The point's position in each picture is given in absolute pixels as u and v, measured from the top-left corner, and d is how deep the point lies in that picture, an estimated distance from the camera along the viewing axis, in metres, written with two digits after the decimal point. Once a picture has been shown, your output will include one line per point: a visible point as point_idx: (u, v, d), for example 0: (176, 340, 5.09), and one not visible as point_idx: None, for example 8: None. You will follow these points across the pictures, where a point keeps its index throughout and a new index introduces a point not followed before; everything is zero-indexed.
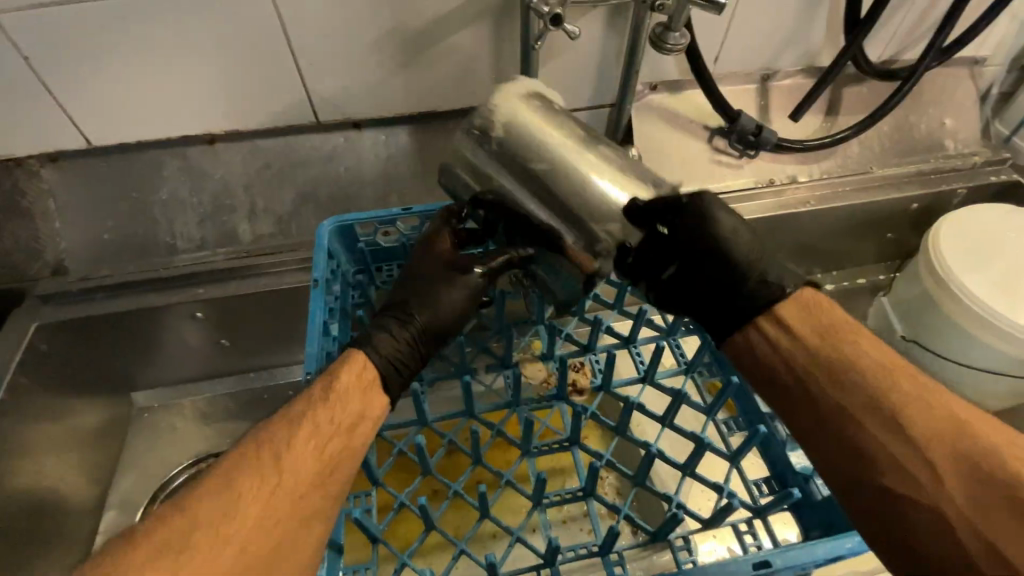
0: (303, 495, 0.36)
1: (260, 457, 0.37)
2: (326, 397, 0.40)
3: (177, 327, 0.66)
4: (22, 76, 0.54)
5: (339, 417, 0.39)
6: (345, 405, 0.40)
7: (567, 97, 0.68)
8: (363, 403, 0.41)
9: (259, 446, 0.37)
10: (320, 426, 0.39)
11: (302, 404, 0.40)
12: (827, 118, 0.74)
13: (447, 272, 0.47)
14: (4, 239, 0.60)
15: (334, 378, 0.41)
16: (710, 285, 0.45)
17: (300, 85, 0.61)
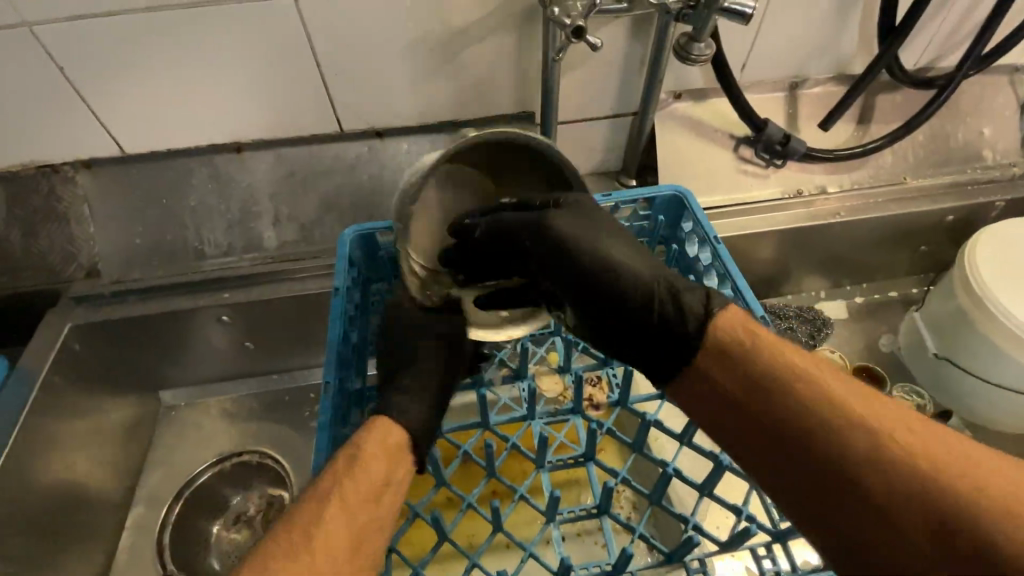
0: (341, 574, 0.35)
1: (291, 539, 0.35)
2: (350, 467, 0.38)
3: (202, 330, 0.67)
4: (59, 87, 0.56)
5: (364, 486, 0.38)
6: (369, 472, 0.39)
7: (588, 106, 0.67)
8: (387, 469, 0.40)
9: (287, 529, 0.36)
10: (348, 498, 0.37)
11: (327, 478, 0.38)
12: (858, 127, 0.72)
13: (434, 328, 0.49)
14: (42, 243, 0.63)
15: (357, 448, 0.40)
16: (656, 353, 0.41)
17: (324, 96, 0.62)
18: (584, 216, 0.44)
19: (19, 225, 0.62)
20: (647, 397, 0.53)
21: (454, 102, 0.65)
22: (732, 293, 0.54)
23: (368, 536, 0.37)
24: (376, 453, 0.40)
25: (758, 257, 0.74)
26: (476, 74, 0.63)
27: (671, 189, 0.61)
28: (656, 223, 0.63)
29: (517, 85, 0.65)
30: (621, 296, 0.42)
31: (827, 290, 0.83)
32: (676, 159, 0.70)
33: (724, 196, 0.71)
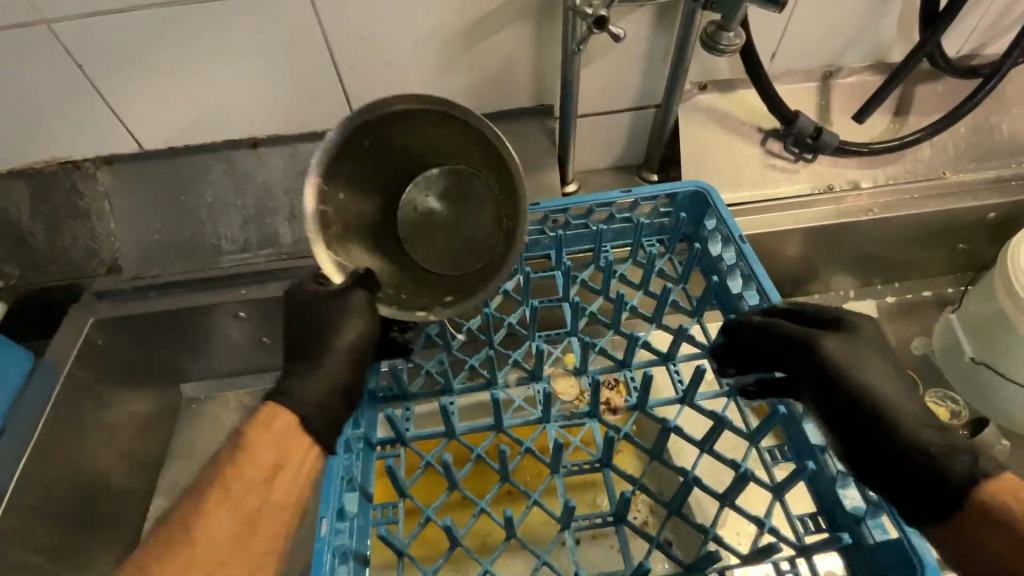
0: (222, 564, 0.34)
1: (175, 535, 0.35)
2: (232, 456, 0.37)
3: (221, 325, 0.68)
4: (77, 83, 0.56)
5: (251, 472, 0.37)
6: (256, 458, 0.37)
7: (610, 99, 0.65)
8: (279, 451, 0.38)
9: (176, 521, 0.35)
10: (233, 486, 0.36)
11: (214, 467, 0.37)
12: (895, 120, 0.68)
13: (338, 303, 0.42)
14: (64, 239, 0.63)
15: (242, 435, 0.38)
16: (870, 451, 0.39)
17: (339, 90, 0.61)
18: (855, 344, 0.41)
19: (42, 221, 0.63)
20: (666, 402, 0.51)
21: (470, 96, 0.64)
22: (757, 295, 0.52)
23: (260, 520, 0.36)
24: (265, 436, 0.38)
25: (785, 254, 0.71)
26: (494, 66, 0.61)
27: (693, 185, 0.59)
28: (677, 219, 0.61)
29: (535, 77, 0.63)
30: (841, 393, 0.40)
31: (856, 289, 0.79)
32: (700, 153, 0.67)
33: (749, 192, 0.68)
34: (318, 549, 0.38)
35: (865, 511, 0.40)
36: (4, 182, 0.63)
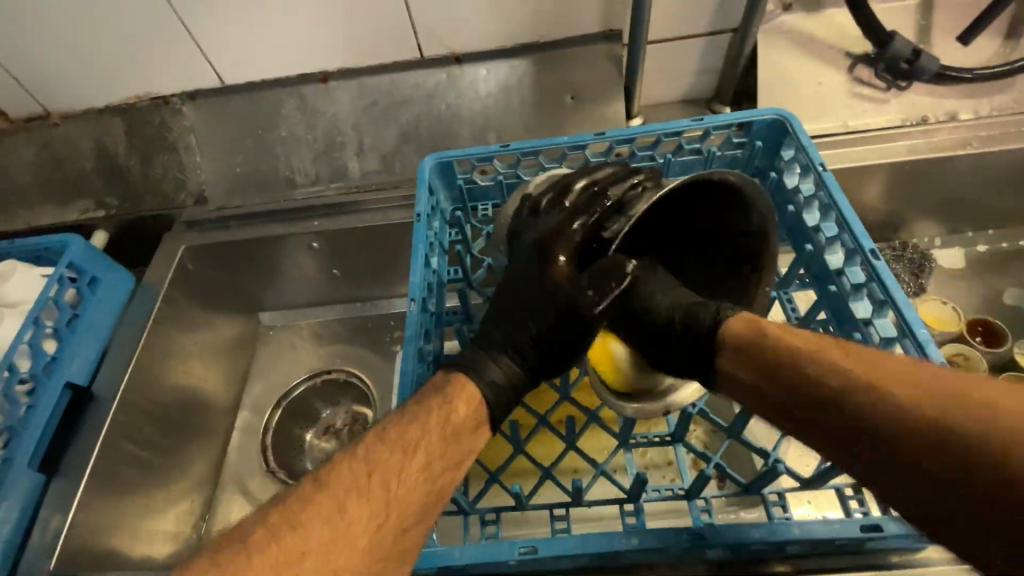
0: (405, 530, 0.31)
1: (369, 477, 0.31)
2: (446, 436, 0.33)
3: (297, 255, 0.71)
4: (165, 17, 0.59)
5: (453, 453, 0.34)
6: (462, 441, 0.34)
7: (681, 23, 0.61)
8: (475, 442, 0.35)
9: (375, 465, 0.32)
10: (434, 462, 0.33)
11: (414, 430, 0.33)
12: (1006, 42, 0.60)
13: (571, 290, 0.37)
14: (156, 170, 0.68)
15: (452, 413, 0.34)
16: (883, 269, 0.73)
17: (406, 19, 0.61)
18: (940, 279, 0.72)
19: (137, 154, 0.68)
20: None
21: (534, 23, 0.62)
22: (836, 226, 0.48)
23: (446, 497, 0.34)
24: (465, 426, 0.34)
25: (883, 203, 0.68)
26: None
27: (773, 112, 0.54)
28: (752, 149, 0.56)
29: (602, 9, 0.61)
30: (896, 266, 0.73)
31: (944, 236, 0.74)
32: (781, 81, 0.62)
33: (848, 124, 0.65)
34: None
35: None
36: (103, 119, 0.68)
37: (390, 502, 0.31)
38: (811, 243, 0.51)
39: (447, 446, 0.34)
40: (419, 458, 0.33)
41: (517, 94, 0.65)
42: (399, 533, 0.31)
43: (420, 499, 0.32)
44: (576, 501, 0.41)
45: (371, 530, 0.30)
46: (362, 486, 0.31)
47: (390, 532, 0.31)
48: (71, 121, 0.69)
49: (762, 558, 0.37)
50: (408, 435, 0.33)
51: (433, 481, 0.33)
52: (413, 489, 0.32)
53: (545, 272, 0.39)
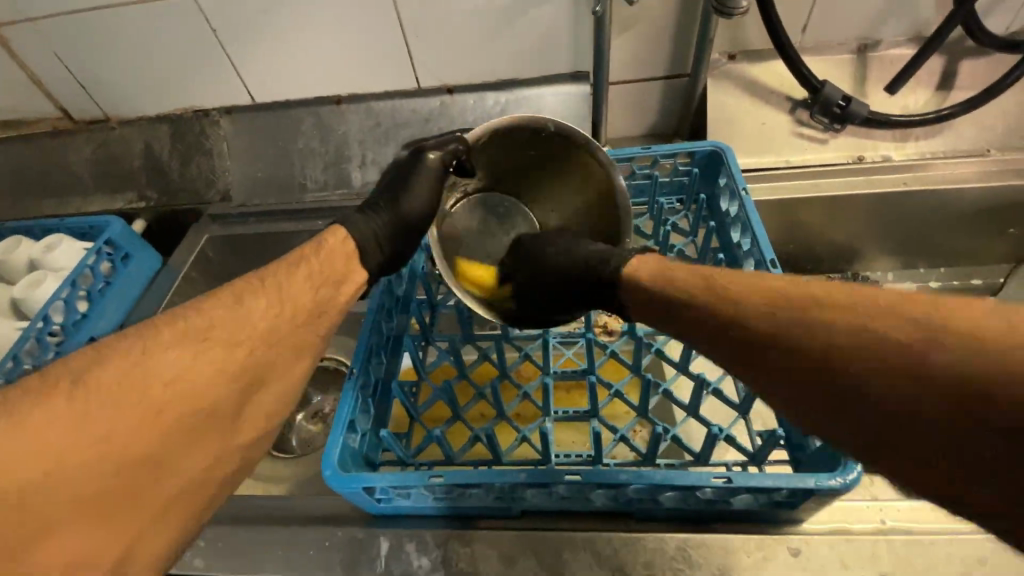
0: (300, 327, 0.45)
1: (264, 286, 0.45)
2: (315, 251, 0.48)
3: (301, 251, 0.81)
4: (211, 45, 0.71)
5: (326, 269, 0.47)
6: (332, 262, 0.48)
7: (640, 66, 0.70)
8: (347, 267, 0.49)
9: (264, 278, 0.45)
10: (313, 273, 0.46)
11: (297, 253, 0.48)
12: (936, 93, 0.66)
13: (414, 162, 0.54)
14: (192, 170, 0.80)
15: (323, 241, 0.49)
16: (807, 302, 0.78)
17: (408, 55, 0.72)
18: None
19: (178, 156, 0.81)
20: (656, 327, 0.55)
21: (516, 61, 0.72)
22: (751, 241, 0.55)
23: (327, 312, 0.47)
24: (338, 251, 0.49)
25: (828, 235, 0.74)
26: (536, 36, 0.69)
27: (709, 145, 0.62)
28: (693, 176, 0.64)
29: (574, 51, 0.70)
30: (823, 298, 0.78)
31: (898, 272, 0.79)
32: (729, 120, 0.70)
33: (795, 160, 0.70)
34: (345, 390, 0.47)
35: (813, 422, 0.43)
36: (152, 126, 0.81)
37: (286, 299, 0.45)
38: (735, 256, 0.58)
39: (326, 263, 0.48)
40: (303, 271, 0.46)
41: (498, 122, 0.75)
42: (296, 328, 0.45)
43: (309, 297, 0.45)
44: (495, 457, 0.48)
45: (262, 328, 0.43)
46: (255, 286, 0.45)
47: (286, 318, 0.44)
48: (127, 126, 0.81)
49: (643, 509, 0.43)
50: (295, 256, 0.47)
51: (315, 288, 0.46)
52: (304, 293, 0.45)
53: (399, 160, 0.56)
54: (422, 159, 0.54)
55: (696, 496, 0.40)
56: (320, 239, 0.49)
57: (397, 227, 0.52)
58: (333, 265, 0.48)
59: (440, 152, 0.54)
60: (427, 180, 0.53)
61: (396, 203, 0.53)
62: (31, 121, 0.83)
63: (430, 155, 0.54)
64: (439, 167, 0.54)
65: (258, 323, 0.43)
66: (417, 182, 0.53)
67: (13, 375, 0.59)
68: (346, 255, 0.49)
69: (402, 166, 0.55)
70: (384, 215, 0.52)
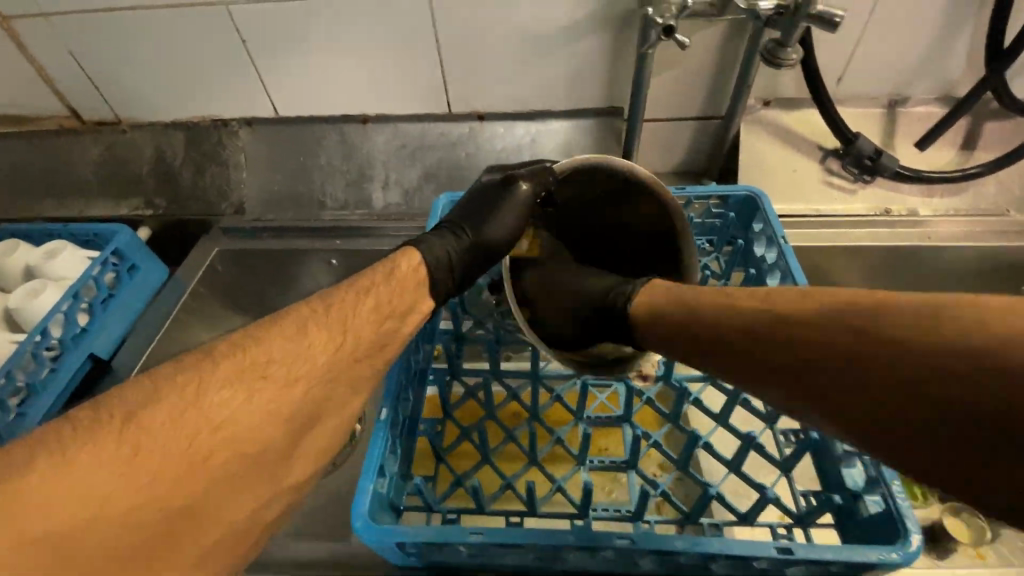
0: (357, 364, 0.44)
1: (327, 314, 0.44)
2: (386, 279, 0.48)
3: (314, 270, 0.79)
4: (239, 55, 0.69)
5: (395, 301, 0.47)
6: (402, 293, 0.48)
7: (674, 105, 0.70)
8: (414, 296, 0.49)
9: (326, 305, 0.45)
10: (381, 303, 0.46)
11: (367, 278, 0.47)
12: (962, 151, 0.68)
13: (503, 190, 0.53)
14: (205, 180, 0.78)
15: (395, 267, 0.49)
16: None
17: (441, 79, 0.70)
18: None
19: (192, 165, 0.78)
20: (692, 376, 0.54)
21: (550, 93, 0.71)
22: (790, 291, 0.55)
23: (389, 344, 0.46)
24: (408, 279, 0.49)
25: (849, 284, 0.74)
26: (574, 70, 0.68)
27: (746, 189, 0.62)
28: (727, 219, 0.64)
29: (611, 86, 0.70)
30: None
31: None
32: (760, 165, 0.70)
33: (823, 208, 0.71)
34: (376, 430, 0.45)
35: (864, 490, 0.42)
36: (166, 132, 0.78)
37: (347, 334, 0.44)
38: None
39: (395, 292, 0.47)
40: (369, 303, 0.45)
41: (528, 151, 0.74)
42: (353, 364, 0.44)
43: (371, 332, 0.45)
44: (530, 508, 0.46)
45: (323, 358, 0.42)
46: (321, 315, 0.44)
47: (346, 351, 0.43)
48: (138, 130, 0.78)
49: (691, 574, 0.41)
50: (361, 285, 0.47)
51: (380, 320, 0.46)
52: (367, 323, 0.45)
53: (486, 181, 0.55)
54: (512, 188, 0.53)
55: (750, 565, 0.39)
56: (396, 262, 0.49)
57: (472, 255, 0.52)
58: (401, 295, 0.48)
59: (531, 183, 0.53)
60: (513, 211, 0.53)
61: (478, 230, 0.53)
62: (33, 119, 0.79)
63: (521, 185, 0.53)
64: (524, 198, 0.53)
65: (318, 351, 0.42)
66: (503, 211, 0.53)
67: (5, 393, 0.55)
68: (416, 283, 0.49)
69: (491, 188, 0.54)
70: (461, 241, 0.52)
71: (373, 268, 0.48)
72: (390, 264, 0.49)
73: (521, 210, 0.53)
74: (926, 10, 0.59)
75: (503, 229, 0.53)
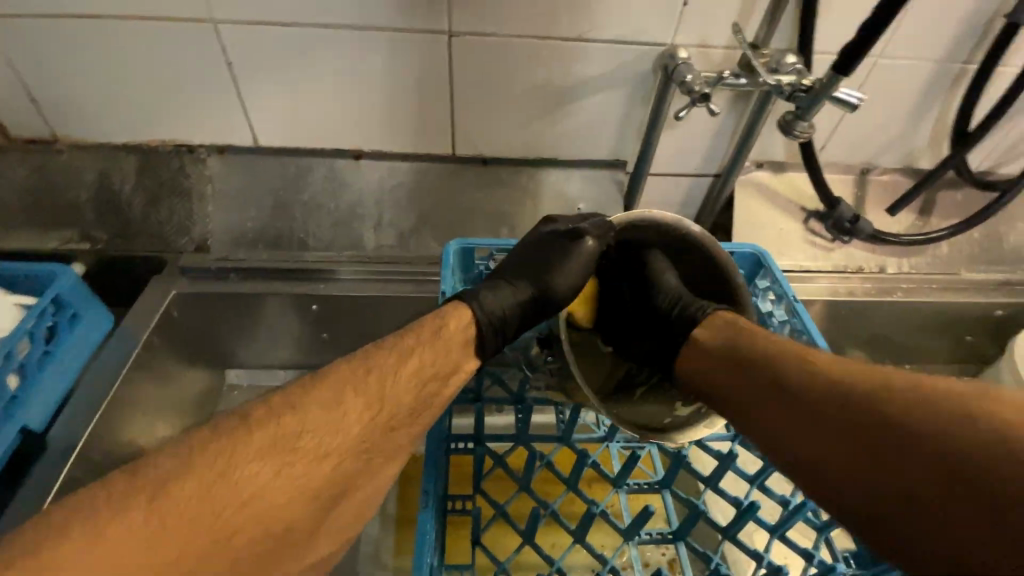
0: (394, 430, 0.38)
1: (366, 377, 0.38)
2: (432, 337, 0.41)
3: (289, 316, 0.70)
4: (221, 77, 0.61)
5: (440, 362, 0.41)
6: (447, 353, 0.41)
7: (676, 162, 0.72)
8: (461, 355, 0.42)
9: (366, 366, 0.39)
10: (424, 365, 0.40)
11: (413, 337, 0.41)
12: (920, 217, 0.76)
13: (565, 241, 0.50)
14: (161, 212, 0.67)
15: (445, 324, 0.43)
16: None
17: (449, 121, 0.67)
18: None
19: (143, 194, 0.67)
20: (721, 436, 0.53)
21: (559, 141, 0.70)
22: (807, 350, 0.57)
23: (428, 409, 0.40)
24: (456, 338, 0.42)
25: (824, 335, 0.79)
26: (586, 122, 0.68)
27: (751, 249, 0.64)
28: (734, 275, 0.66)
29: (618, 139, 0.70)
30: None
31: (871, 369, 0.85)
32: (751, 223, 0.74)
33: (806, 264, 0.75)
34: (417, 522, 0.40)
35: None
36: (114, 156, 0.67)
37: (382, 399, 0.38)
38: None
39: (441, 349, 0.41)
40: (411, 364, 0.40)
41: (531, 198, 0.73)
42: (387, 432, 0.38)
43: (409, 399, 0.39)
44: None
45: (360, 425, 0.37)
46: (359, 379, 0.38)
47: (379, 421, 0.37)
48: (78, 151, 0.66)
49: None
50: (406, 343, 0.41)
51: (421, 384, 0.39)
52: (404, 391, 0.39)
53: (545, 228, 0.52)
54: (577, 240, 0.50)
55: None
56: (446, 316, 0.43)
57: (529, 310, 0.47)
58: (444, 356, 0.41)
59: (593, 235, 0.50)
60: (575, 262, 0.49)
61: (538, 282, 0.48)
62: None
63: (587, 238, 0.50)
64: (582, 250, 0.50)
65: (353, 422, 0.36)
66: (563, 263, 0.49)
67: None
68: (461, 340, 0.43)
69: (551, 236, 0.51)
70: (521, 292, 0.47)
71: (417, 323, 0.43)
72: (439, 320, 0.43)
73: (581, 262, 0.49)
74: (903, 95, 0.66)
75: (565, 280, 0.49)
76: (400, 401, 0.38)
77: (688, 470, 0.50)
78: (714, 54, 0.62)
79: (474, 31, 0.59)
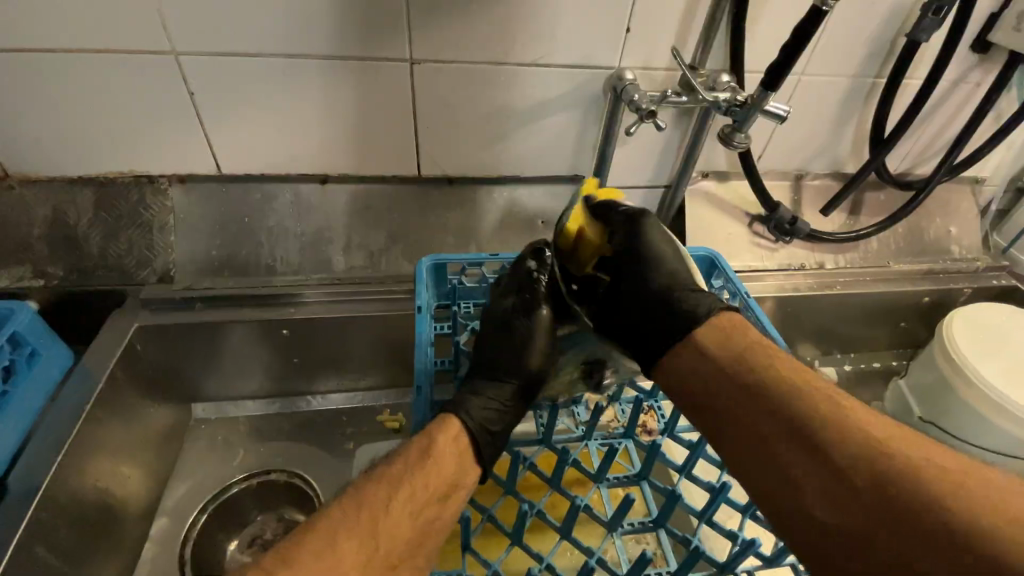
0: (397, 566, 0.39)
1: (366, 517, 0.40)
2: (422, 459, 0.43)
3: (260, 343, 0.70)
4: (183, 108, 0.61)
5: (434, 483, 0.43)
6: (442, 470, 0.44)
7: (630, 176, 0.77)
8: (457, 469, 0.45)
9: (361, 504, 0.40)
10: (417, 492, 0.42)
11: (401, 464, 0.43)
12: (850, 217, 0.83)
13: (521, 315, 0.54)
14: (121, 245, 0.66)
15: (433, 441, 0.45)
16: None
17: (414, 144, 0.69)
18: None
19: (102, 226, 0.66)
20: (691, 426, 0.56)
21: (521, 160, 0.73)
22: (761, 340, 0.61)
23: (433, 531, 0.42)
24: (448, 453, 0.45)
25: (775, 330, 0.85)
26: (545, 141, 0.72)
27: (704, 252, 0.69)
28: None
29: (576, 155, 0.74)
30: None
31: (819, 359, 0.91)
32: (702, 229, 0.79)
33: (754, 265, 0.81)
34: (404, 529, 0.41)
35: None
36: (70, 190, 0.65)
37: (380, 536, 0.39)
38: None
39: (430, 475, 0.43)
40: (405, 492, 0.42)
41: (496, 214, 0.76)
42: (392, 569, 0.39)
43: (407, 530, 0.40)
44: None
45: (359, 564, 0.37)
46: (353, 521, 0.39)
47: (379, 558, 0.38)
48: (30, 186, 0.64)
49: None
50: (396, 472, 0.43)
51: (420, 509, 0.41)
52: (401, 525, 0.40)
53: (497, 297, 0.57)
54: (533, 317, 0.54)
55: None
56: (435, 431, 0.46)
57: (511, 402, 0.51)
58: (438, 479, 0.43)
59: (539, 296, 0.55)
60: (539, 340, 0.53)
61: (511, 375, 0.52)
62: None
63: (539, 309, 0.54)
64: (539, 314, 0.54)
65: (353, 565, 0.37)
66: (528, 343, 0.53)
67: None
68: (456, 452, 0.46)
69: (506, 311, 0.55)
70: (497, 397, 0.51)
71: (404, 445, 0.45)
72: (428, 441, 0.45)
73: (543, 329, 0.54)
74: (825, 107, 0.73)
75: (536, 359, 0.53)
76: (399, 535, 0.40)
77: (662, 461, 0.53)
78: (657, 76, 0.67)
79: (434, 58, 0.62)
